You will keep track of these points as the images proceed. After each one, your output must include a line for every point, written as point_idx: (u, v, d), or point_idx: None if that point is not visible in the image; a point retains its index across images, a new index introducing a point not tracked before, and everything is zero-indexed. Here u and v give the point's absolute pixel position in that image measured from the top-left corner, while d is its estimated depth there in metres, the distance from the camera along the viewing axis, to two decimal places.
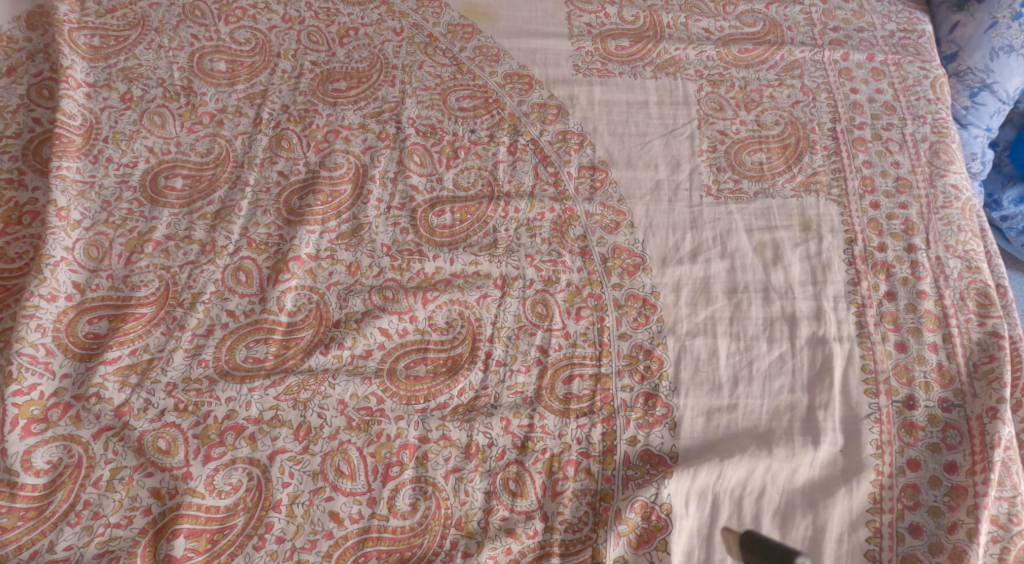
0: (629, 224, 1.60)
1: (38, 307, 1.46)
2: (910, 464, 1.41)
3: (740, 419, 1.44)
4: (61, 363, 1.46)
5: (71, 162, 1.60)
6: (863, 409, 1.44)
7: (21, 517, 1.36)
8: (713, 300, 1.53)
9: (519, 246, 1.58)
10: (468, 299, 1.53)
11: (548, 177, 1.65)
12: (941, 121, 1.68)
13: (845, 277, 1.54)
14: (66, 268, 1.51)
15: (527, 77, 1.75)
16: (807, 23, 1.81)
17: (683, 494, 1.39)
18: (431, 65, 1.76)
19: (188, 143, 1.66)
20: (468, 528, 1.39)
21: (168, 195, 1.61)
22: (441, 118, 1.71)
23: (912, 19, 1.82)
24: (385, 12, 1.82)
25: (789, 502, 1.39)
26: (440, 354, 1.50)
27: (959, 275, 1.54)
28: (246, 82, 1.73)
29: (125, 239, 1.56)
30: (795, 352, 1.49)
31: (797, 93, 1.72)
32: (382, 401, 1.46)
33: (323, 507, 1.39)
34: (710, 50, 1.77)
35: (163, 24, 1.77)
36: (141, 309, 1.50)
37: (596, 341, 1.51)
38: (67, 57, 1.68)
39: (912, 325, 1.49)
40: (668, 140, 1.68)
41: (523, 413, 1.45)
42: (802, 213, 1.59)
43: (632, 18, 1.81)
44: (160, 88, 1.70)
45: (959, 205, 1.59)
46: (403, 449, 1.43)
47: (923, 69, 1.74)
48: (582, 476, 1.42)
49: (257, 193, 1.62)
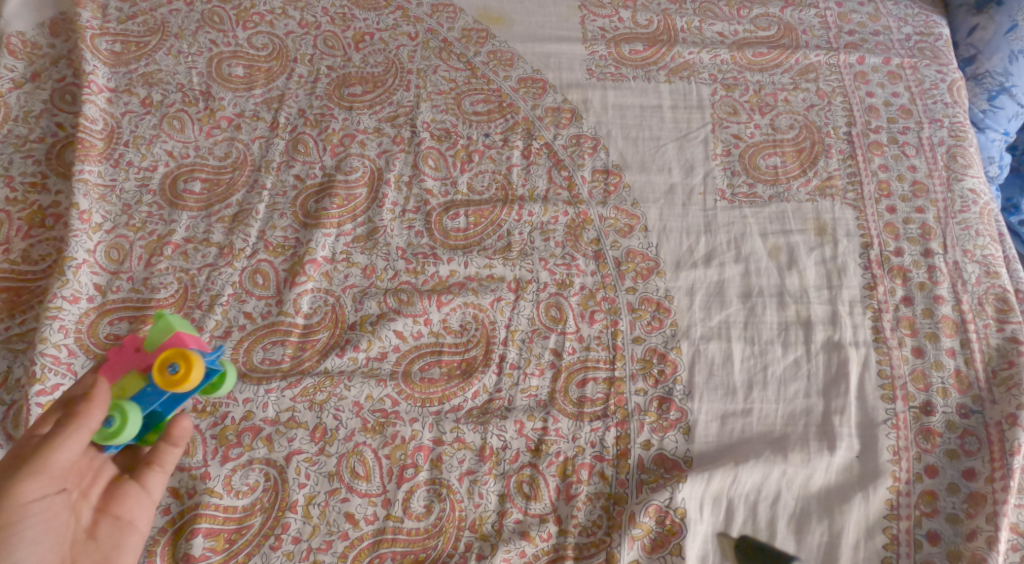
0: (643, 228, 1.60)
1: (61, 308, 1.49)
2: (927, 471, 1.40)
3: (755, 424, 1.44)
4: (82, 364, 1.48)
5: (92, 166, 1.62)
6: (878, 415, 1.43)
7: None
8: (727, 304, 1.53)
9: (532, 250, 1.59)
10: (482, 302, 1.54)
11: (562, 181, 1.65)
12: (958, 125, 1.66)
13: (861, 282, 1.53)
14: (87, 271, 1.54)
15: (541, 82, 1.76)
16: (821, 27, 1.81)
17: (696, 499, 1.39)
18: (445, 69, 1.77)
19: (207, 148, 1.68)
20: (482, 530, 1.39)
21: (187, 199, 1.63)
22: (456, 122, 1.71)
23: (929, 21, 1.81)
24: (400, 17, 1.83)
25: (804, 508, 1.39)
26: (454, 356, 1.51)
27: (977, 280, 1.53)
28: (263, 87, 1.74)
29: (145, 241, 1.59)
30: (810, 357, 1.48)
31: (812, 97, 1.71)
32: (397, 403, 1.47)
33: (339, 508, 1.40)
34: (724, 54, 1.77)
35: (183, 30, 1.79)
36: (161, 310, 1.52)
37: (610, 344, 1.51)
38: (88, 63, 1.71)
39: (929, 330, 1.49)
40: (682, 144, 1.68)
41: (537, 416, 1.46)
42: (817, 217, 1.59)
43: (646, 22, 1.81)
44: (179, 93, 1.72)
45: (977, 210, 1.58)
46: (418, 451, 1.44)
47: (939, 73, 1.73)
48: (595, 480, 1.42)
49: (273, 197, 1.64)
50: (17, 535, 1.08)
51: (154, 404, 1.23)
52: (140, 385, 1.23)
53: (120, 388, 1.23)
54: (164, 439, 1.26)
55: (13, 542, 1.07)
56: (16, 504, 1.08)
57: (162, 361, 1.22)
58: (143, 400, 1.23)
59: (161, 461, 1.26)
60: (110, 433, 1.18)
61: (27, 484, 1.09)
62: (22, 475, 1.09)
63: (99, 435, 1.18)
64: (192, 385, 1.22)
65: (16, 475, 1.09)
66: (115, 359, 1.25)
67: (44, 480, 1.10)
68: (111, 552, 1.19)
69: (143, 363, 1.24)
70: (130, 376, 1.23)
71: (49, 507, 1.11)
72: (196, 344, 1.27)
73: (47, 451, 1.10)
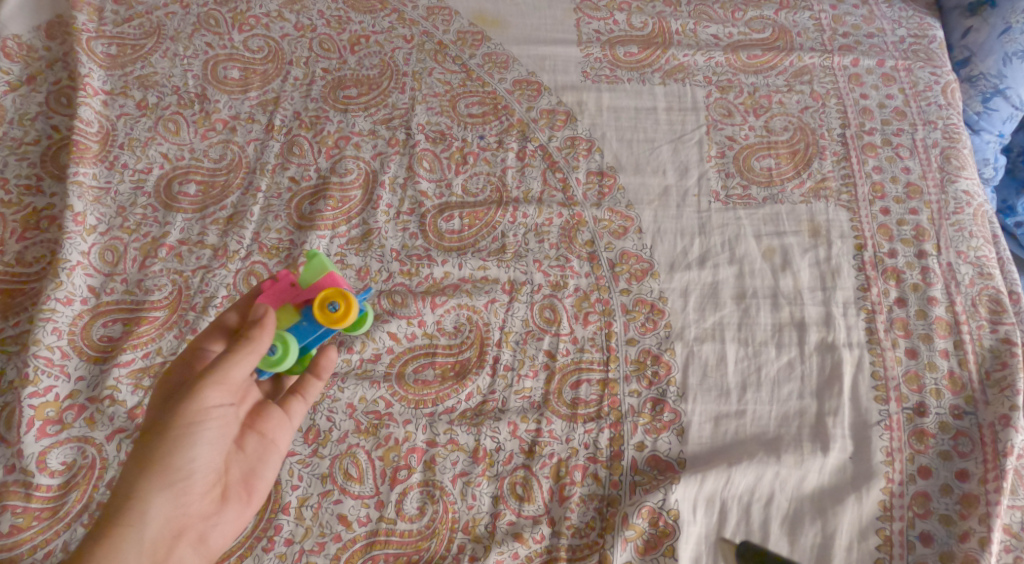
0: (637, 230, 1.60)
1: (54, 310, 1.49)
2: (920, 472, 1.40)
3: (748, 425, 1.44)
4: (75, 366, 1.48)
5: (87, 168, 1.63)
6: (872, 416, 1.43)
7: (36, 517, 1.38)
8: (721, 306, 1.53)
9: (527, 252, 1.59)
10: (476, 304, 1.54)
11: (556, 183, 1.65)
12: (952, 127, 1.67)
13: (855, 284, 1.53)
14: (81, 272, 1.54)
15: (536, 84, 1.76)
16: (816, 29, 1.81)
17: (690, 500, 1.39)
18: (440, 72, 1.77)
19: (202, 150, 1.68)
20: (475, 532, 1.39)
21: (181, 201, 1.63)
22: (451, 124, 1.71)
23: (923, 24, 1.81)
24: (395, 20, 1.84)
25: (797, 510, 1.39)
26: (448, 358, 1.50)
27: (970, 282, 1.52)
28: (258, 89, 1.75)
29: (139, 243, 1.59)
30: (804, 358, 1.48)
31: (806, 99, 1.71)
32: (391, 405, 1.46)
33: (332, 510, 1.39)
34: (719, 57, 1.77)
35: (179, 33, 1.79)
36: (154, 312, 1.52)
37: (604, 345, 1.51)
38: (84, 66, 1.71)
39: (922, 331, 1.48)
40: (676, 146, 1.68)
41: (530, 418, 1.45)
42: (811, 219, 1.59)
43: (641, 25, 1.82)
44: (175, 95, 1.72)
45: (971, 211, 1.58)
46: (411, 453, 1.43)
47: (933, 75, 1.73)
48: (589, 482, 1.42)
49: (268, 199, 1.64)
50: (196, 436, 1.16)
51: (307, 338, 1.31)
52: (295, 319, 1.31)
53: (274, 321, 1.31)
54: (311, 371, 1.32)
55: (193, 440, 1.15)
56: (198, 408, 1.16)
57: (323, 299, 1.29)
58: (299, 333, 1.31)
59: (306, 389, 1.32)
60: (273, 361, 1.27)
61: (209, 392, 1.16)
62: (205, 383, 1.16)
63: (263, 362, 1.27)
64: (347, 323, 1.30)
65: (201, 382, 1.16)
66: (272, 291, 1.33)
67: (223, 390, 1.17)
68: (265, 467, 1.25)
69: (298, 299, 1.33)
70: (285, 309, 1.32)
71: (225, 415, 1.18)
72: (346, 284, 1.35)
73: (227, 364, 1.17)
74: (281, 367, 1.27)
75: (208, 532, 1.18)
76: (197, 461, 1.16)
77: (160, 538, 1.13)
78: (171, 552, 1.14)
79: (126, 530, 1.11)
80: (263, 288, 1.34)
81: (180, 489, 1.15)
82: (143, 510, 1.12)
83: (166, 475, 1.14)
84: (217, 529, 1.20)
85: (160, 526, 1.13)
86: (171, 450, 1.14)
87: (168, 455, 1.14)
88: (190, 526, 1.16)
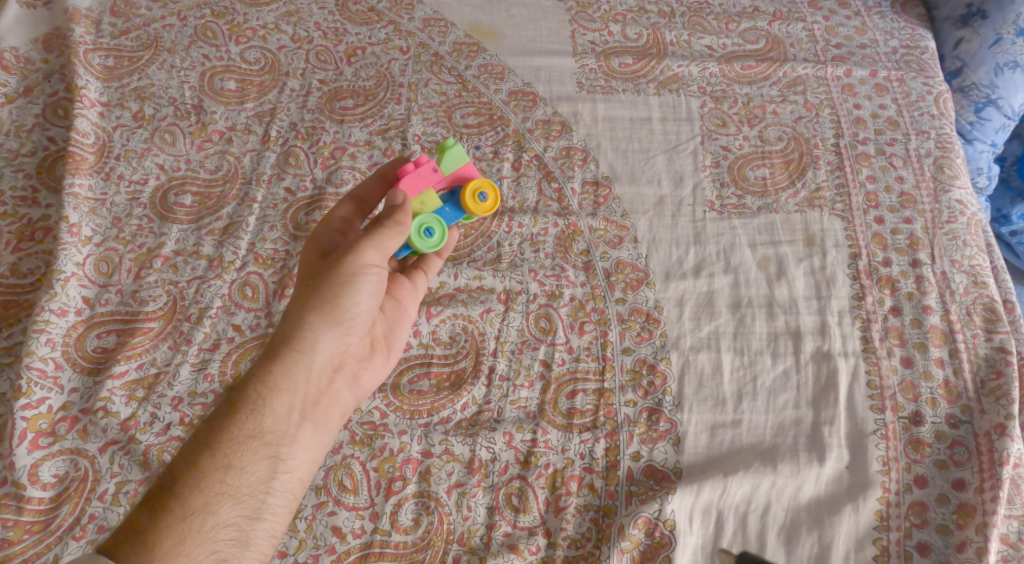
0: (632, 240, 1.60)
1: (48, 322, 1.49)
2: (917, 481, 1.39)
3: (745, 434, 1.44)
4: (69, 378, 1.47)
5: (83, 180, 1.63)
6: (868, 425, 1.43)
7: (27, 530, 1.37)
8: (717, 315, 1.53)
9: (522, 261, 1.58)
10: (471, 314, 1.54)
11: (551, 193, 1.65)
12: (945, 137, 1.67)
13: (850, 292, 1.53)
14: (76, 284, 1.54)
15: (532, 95, 1.76)
16: (809, 40, 1.82)
17: (686, 511, 1.38)
18: (436, 83, 1.78)
19: (198, 161, 1.68)
20: (470, 544, 1.38)
21: (177, 212, 1.63)
22: (446, 135, 1.72)
23: (915, 35, 1.83)
24: (392, 31, 1.84)
25: (794, 520, 1.38)
26: (443, 368, 1.50)
27: (965, 290, 1.53)
28: (255, 101, 1.75)
29: (135, 254, 1.58)
30: (800, 367, 1.48)
31: (800, 109, 1.72)
32: (386, 415, 1.46)
33: (326, 521, 1.38)
34: (713, 67, 1.78)
35: (176, 45, 1.79)
36: (149, 323, 1.52)
37: (599, 355, 1.50)
38: (81, 78, 1.71)
39: (918, 340, 1.48)
40: (671, 156, 1.68)
41: (526, 428, 1.45)
42: (805, 228, 1.59)
43: (635, 36, 1.83)
44: (172, 107, 1.73)
45: (964, 220, 1.59)
46: (406, 464, 1.42)
47: (926, 85, 1.74)
48: (584, 492, 1.41)
49: (264, 210, 1.64)
50: (359, 285, 1.30)
51: (451, 221, 1.38)
52: (436, 204, 1.37)
53: (418, 205, 1.36)
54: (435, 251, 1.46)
55: (358, 289, 1.30)
56: (360, 263, 1.30)
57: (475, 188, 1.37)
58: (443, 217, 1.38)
59: (426, 265, 1.46)
60: (434, 244, 1.35)
61: (371, 250, 1.30)
62: (369, 242, 1.29)
63: (421, 243, 1.35)
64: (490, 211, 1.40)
65: (363, 241, 1.29)
66: (414, 175, 1.36)
67: (381, 249, 1.31)
68: (405, 320, 1.42)
69: (436, 183, 1.37)
70: (429, 194, 1.36)
71: (382, 270, 1.32)
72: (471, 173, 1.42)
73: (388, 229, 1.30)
74: (435, 249, 1.37)
75: (360, 373, 1.35)
76: (360, 307, 1.31)
77: (324, 370, 1.30)
78: (331, 384, 1.31)
79: (298, 357, 1.27)
80: (404, 171, 1.36)
81: (344, 329, 1.30)
82: (314, 342, 1.28)
83: (334, 315, 1.29)
84: (367, 371, 1.36)
85: (326, 358, 1.30)
86: (337, 294, 1.29)
87: (334, 298, 1.29)
88: (347, 363, 1.33)
